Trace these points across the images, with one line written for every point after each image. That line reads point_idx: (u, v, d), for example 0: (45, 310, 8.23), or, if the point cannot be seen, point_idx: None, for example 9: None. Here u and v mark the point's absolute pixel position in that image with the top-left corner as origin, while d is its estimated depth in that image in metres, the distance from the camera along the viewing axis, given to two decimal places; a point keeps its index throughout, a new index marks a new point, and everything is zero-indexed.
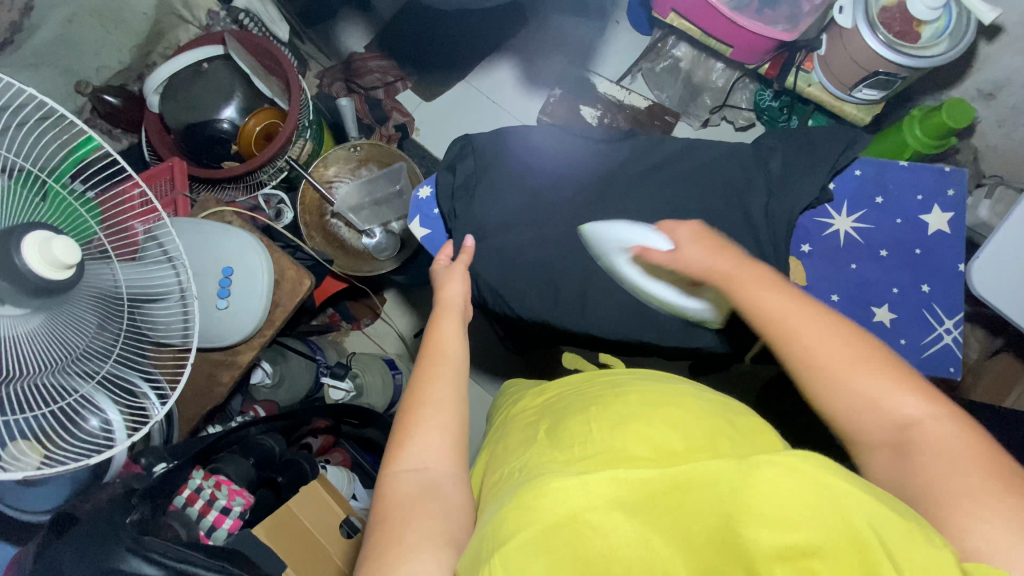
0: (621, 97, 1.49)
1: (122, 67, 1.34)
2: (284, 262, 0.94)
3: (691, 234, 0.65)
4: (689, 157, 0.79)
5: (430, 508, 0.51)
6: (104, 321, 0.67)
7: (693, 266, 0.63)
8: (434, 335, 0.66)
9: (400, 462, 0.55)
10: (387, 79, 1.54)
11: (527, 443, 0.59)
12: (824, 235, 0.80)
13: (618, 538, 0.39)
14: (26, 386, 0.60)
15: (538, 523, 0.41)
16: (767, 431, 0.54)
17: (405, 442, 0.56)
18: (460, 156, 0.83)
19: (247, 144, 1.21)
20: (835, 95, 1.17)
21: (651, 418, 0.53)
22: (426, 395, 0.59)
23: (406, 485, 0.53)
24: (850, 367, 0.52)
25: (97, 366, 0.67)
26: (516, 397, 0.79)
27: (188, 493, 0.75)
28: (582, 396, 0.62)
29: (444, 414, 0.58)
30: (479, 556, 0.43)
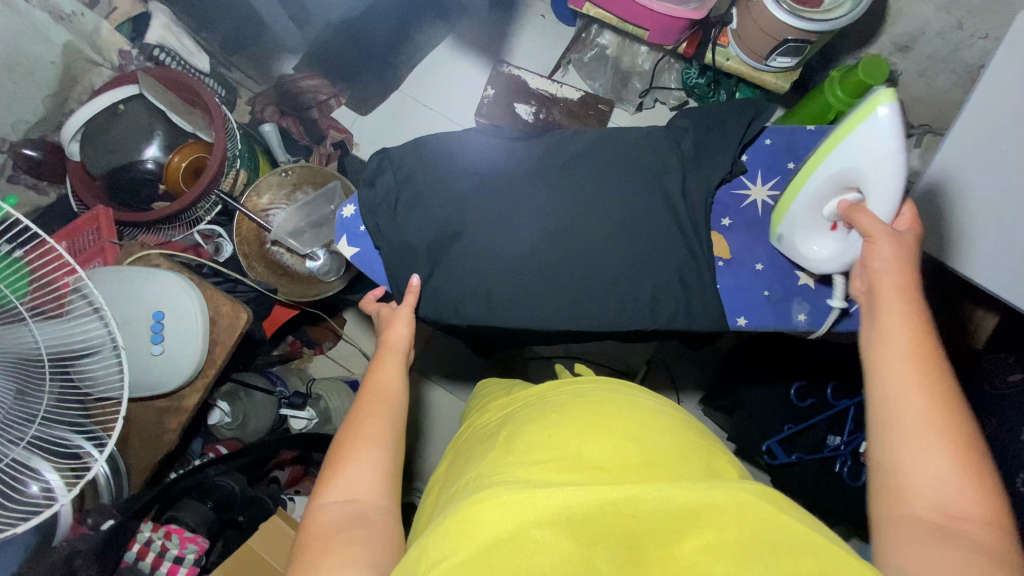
0: (553, 90, 1.50)
1: (37, 119, 1.30)
2: (218, 299, 0.92)
3: (881, 245, 0.62)
4: (606, 144, 0.80)
5: (352, 539, 0.49)
6: (23, 386, 0.64)
7: (874, 263, 0.61)
8: (377, 374, 0.66)
9: (329, 497, 0.53)
10: (319, 98, 1.52)
11: (480, 458, 0.56)
12: (742, 207, 0.81)
13: (556, 554, 0.37)
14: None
15: (482, 538, 0.38)
16: (702, 439, 0.54)
17: (336, 474, 0.55)
18: (379, 170, 0.81)
19: (174, 181, 1.19)
20: (753, 66, 1.19)
21: (607, 430, 0.51)
22: (363, 430, 0.58)
23: (333, 519, 0.51)
24: (921, 429, 0.50)
25: (22, 432, 0.64)
26: (475, 414, 0.77)
27: (138, 547, 0.74)
28: (538, 405, 0.60)
29: (383, 450, 0.57)
30: (412, 574, 0.39)
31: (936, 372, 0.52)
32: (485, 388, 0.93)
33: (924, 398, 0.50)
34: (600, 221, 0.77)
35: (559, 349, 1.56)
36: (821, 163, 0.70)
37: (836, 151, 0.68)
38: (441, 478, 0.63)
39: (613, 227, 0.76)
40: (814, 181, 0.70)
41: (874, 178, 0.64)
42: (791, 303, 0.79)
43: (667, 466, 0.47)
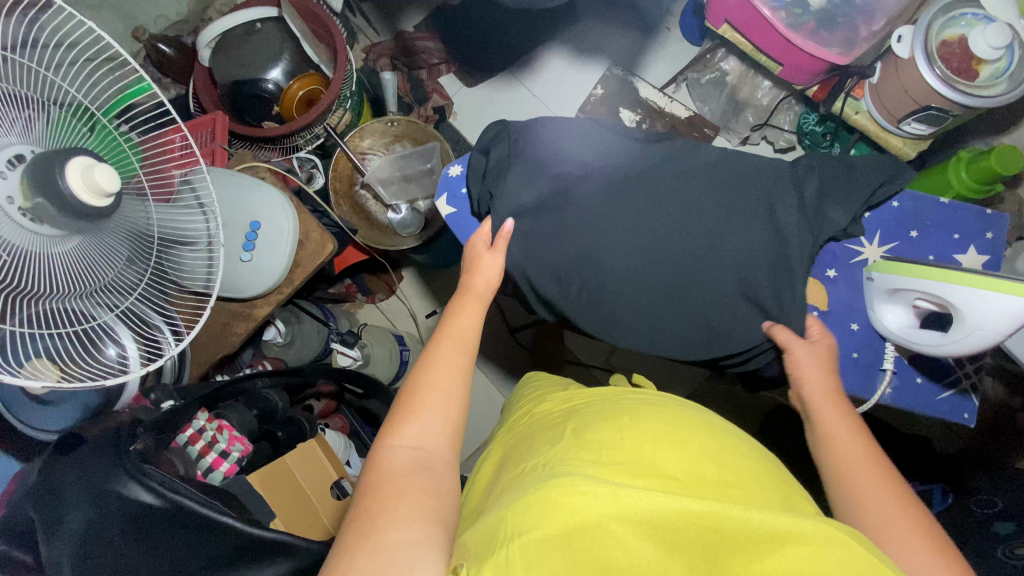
0: (663, 104, 1.49)
1: (180, 18, 1.38)
2: (309, 224, 0.95)
3: (814, 361, 0.69)
4: (725, 164, 0.78)
5: (421, 484, 0.51)
6: (135, 256, 0.68)
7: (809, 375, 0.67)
8: (451, 325, 0.67)
9: (397, 440, 0.55)
10: (431, 60, 1.56)
11: (549, 443, 0.58)
12: (852, 262, 0.78)
13: (634, 552, 0.39)
14: (49, 307, 0.59)
15: (561, 523, 0.40)
16: (778, 469, 0.55)
17: (405, 423, 0.57)
18: (495, 139, 0.83)
19: (289, 107, 1.23)
20: (883, 125, 1.15)
21: (680, 440, 0.53)
22: (433, 377, 0.61)
23: (399, 462, 0.53)
24: (887, 512, 0.51)
25: (119, 300, 0.67)
26: (533, 400, 0.79)
27: (191, 432, 0.74)
28: (609, 404, 0.62)
29: (448, 405, 0.59)
30: (492, 540, 0.42)
31: (876, 459, 0.56)
32: (539, 376, 0.93)
33: (878, 484, 0.53)
34: (700, 239, 0.75)
35: (600, 359, 1.55)
36: (933, 278, 0.65)
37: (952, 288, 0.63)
38: (505, 449, 0.65)
39: (712, 248, 0.75)
40: (916, 281, 0.67)
41: (963, 329, 0.63)
42: (877, 371, 0.76)
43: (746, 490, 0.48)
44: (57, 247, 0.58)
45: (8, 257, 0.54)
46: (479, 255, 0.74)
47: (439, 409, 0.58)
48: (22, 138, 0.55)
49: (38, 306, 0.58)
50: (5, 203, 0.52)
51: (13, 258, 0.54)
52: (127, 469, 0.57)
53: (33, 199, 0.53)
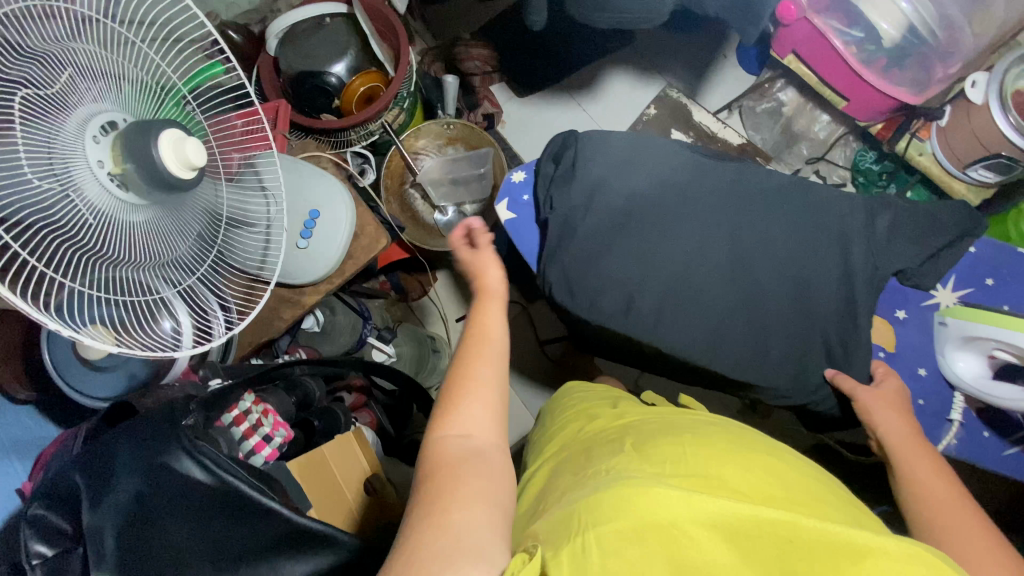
0: (715, 129, 1.48)
1: (251, 7, 1.41)
2: (365, 218, 0.95)
3: (886, 405, 0.70)
4: (799, 193, 0.76)
5: (474, 470, 0.50)
6: (203, 236, 0.68)
7: (879, 421, 0.69)
8: (480, 320, 0.67)
9: (447, 429, 0.54)
10: (486, 68, 1.57)
11: (608, 455, 0.57)
12: (923, 305, 0.76)
13: (712, 558, 0.37)
14: (121, 273, 0.57)
15: (639, 519, 0.39)
16: (852, 503, 0.52)
17: (460, 409, 0.56)
18: (563, 148, 0.83)
19: (349, 102, 1.25)
20: (947, 169, 1.12)
21: (744, 461, 0.52)
22: (475, 370, 0.60)
23: (452, 450, 0.52)
24: (968, 534, 0.53)
25: (180, 277, 0.66)
26: (575, 414, 0.77)
27: (237, 413, 0.73)
28: (667, 426, 0.61)
29: (491, 395, 0.58)
30: (563, 532, 0.41)
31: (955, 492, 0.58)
32: (585, 385, 0.91)
33: (959, 511, 0.56)
34: (765, 267, 0.74)
35: (629, 381, 1.53)
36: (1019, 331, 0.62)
37: None
38: (558, 461, 0.63)
39: (776, 278, 0.73)
40: (997, 332, 0.64)
41: None
42: (941, 420, 0.73)
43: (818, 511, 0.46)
44: (139, 216, 0.57)
45: (95, 220, 0.53)
46: (482, 256, 0.74)
47: (482, 402, 0.57)
48: (114, 105, 0.55)
49: (110, 271, 0.55)
50: (97, 166, 0.52)
51: (98, 222, 0.53)
52: (181, 443, 0.58)
53: (124, 166, 0.52)
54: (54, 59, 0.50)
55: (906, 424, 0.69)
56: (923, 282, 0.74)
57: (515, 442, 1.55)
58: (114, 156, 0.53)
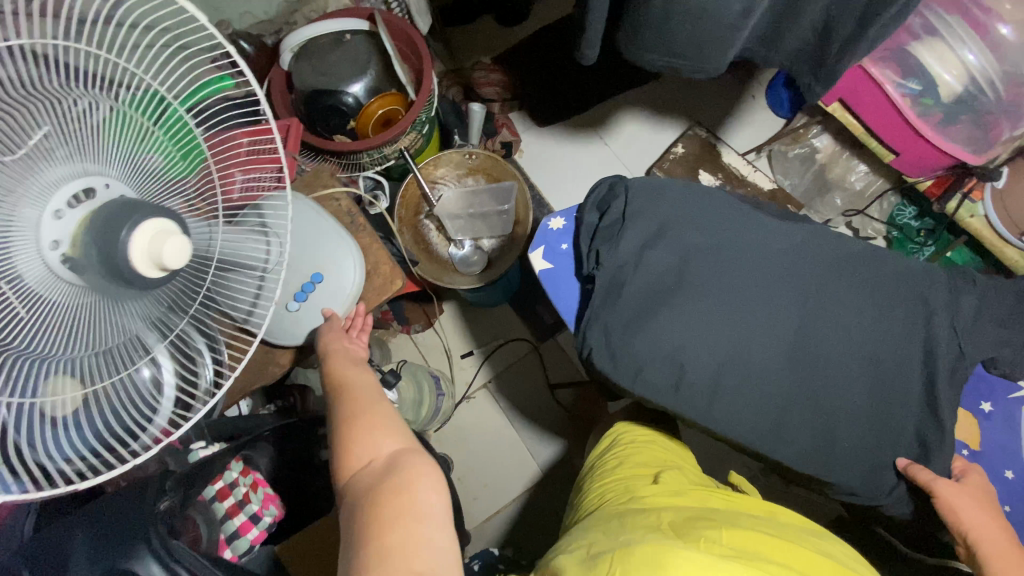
0: (746, 172, 1.41)
1: (265, 18, 1.33)
2: (380, 255, 0.86)
3: (976, 501, 0.61)
4: (874, 262, 0.68)
5: (393, 484, 0.48)
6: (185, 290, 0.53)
7: (966, 524, 0.60)
8: (338, 369, 0.64)
9: (350, 469, 0.52)
10: (505, 95, 1.50)
11: (644, 525, 0.61)
12: (1010, 397, 0.68)
13: None
14: (60, 364, 0.44)
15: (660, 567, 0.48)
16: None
17: (354, 438, 0.54)
18: (610, 196, 0.75)
19: (365, 124, 1.16)
20: (1001, 235, 1.05)
21: (782, 555, 0.53)
22: (355, 404, 0.57)
23: (364, 479, 0.49)
24: None
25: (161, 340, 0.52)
26: (617, 477, 0.80)
27: (222, 486, 0.63)
28: (704, 509, 0.64)
29: (379, 412, 0.57)
30: None
31: None
32: (631, 439, 0.89)
33: None
34: (838, 345, 0.65)
35: None
36: None
37: None
38: (597, 524, 0.67)
39: (850, 357, 0.64)
40: None
41: None
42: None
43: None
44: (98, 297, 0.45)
45: (26, 310, 0.42)
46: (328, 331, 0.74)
47: (377, 427, 0.55)
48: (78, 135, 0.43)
49: (43, 366, 0.43)
50: (48, 248, 0.42)
51: (33, 315, 0.42)
52: (151, 544, 0.46)
53: (83, 250, 0.42)
54: (35, 113, 0.41)
55: (995, 523, 0.61)
56: (1012, 373, 0.66)
57: (518, 493, 1.45)
58: (75, 233, 0.42)
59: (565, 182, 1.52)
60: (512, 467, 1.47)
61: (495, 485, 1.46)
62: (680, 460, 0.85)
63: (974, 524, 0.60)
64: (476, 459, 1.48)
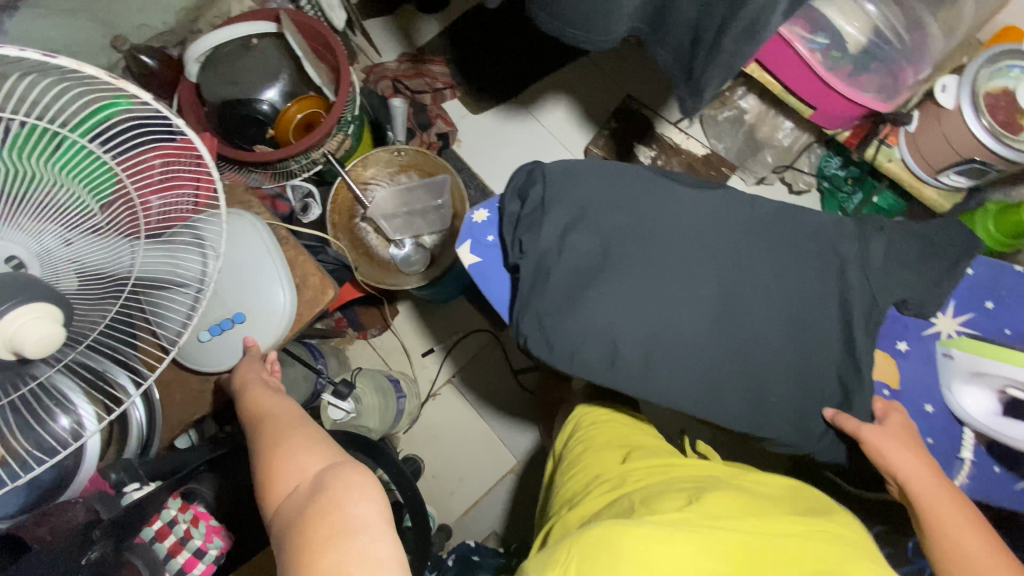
0: (680, 140, 1.45)
1: (166, 29, 1.27)
2: (307, 267, 0.84)
3: (896, 441, 0.63)
4: (786, 220, 0.70)
5: (327, 502, 0.46)
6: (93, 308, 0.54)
7: (894, 467, 0.62)
8: (257, 404, 0.63)
9: (280, 489, 0.50)
10: (435, 85, 1.48)
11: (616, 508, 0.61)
12: (925, 335, 0.70)
13: None
14: None
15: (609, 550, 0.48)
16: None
17: (274, 464, 0.52)
18: (529, 182, 0.75)
19: (285, 130, 1.11)
20: (918, 175, 1.09)
21: (754, 516, 0.53)
22: (284, 434, 0.56)
23: (297, 497, 0.48)
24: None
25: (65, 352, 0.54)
26: (587, 460, 0.80)
27: (161, 526, 0.60)
28: (669, 484, 0.64)
29: (300, 435, 0.56)
30: None
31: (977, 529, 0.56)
32: (594, 420, 0.90)
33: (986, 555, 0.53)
34: (759, 305, 0.67)
35: None
36: None
37: None
38: (569, 523, 0.67)
39: (770, 315, 0.66)
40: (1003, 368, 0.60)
41: None
42: (955, 459, 0.68)
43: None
44: None
45: None
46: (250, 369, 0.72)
47: (298, 451, 0.53)
48: None
49: None
50: None
51: None
52: None
53: None
54: None
55: (921, 460, 0.62)
56: (924, 312, 0.69)
57: (494, 481, 1.46)
58: None
59: (505, 169, 1.51)
60: (485, 457, 1.48)
61: (470, 478, 1.47)
62: (641, 435, 0.86)
63: (897, 461, 0.62)
64: (448, 455, 1.48)
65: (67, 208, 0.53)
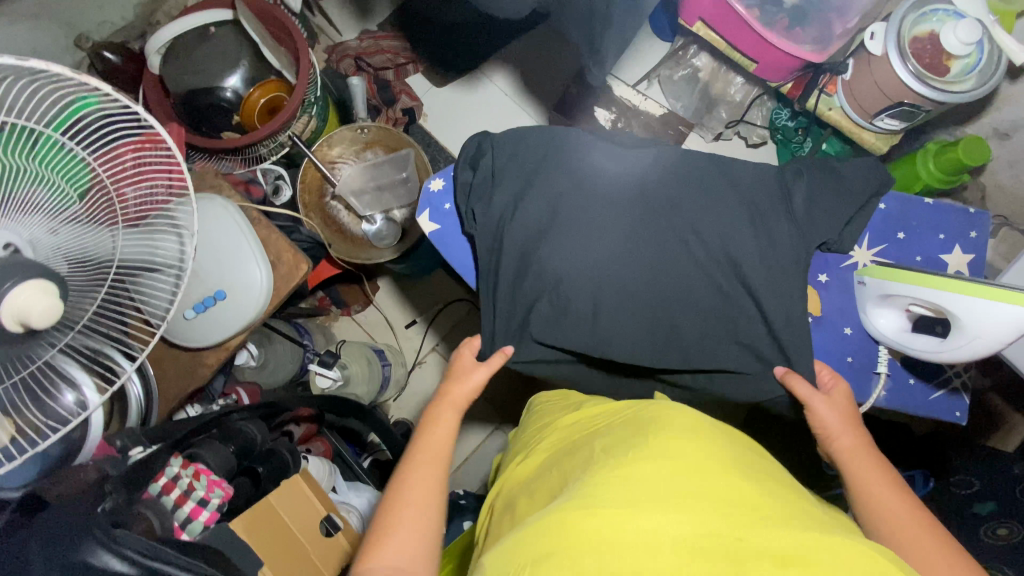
0: (637, 101, 1.46)
1: (124, 23, 1.29)
2: (280, 245, 0.89)
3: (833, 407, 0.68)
4: (714, 170, 0.77)
5: None
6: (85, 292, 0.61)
7: (821, 422, 0.67)
8: (426, 433, 0.64)
9: (377, 558, 0.52)
10: (397, 61, 1.51)
11: (574, 451, 0.59)
12: (843, 267, 0.78)
13: (648, 541, 0.43)
14: None
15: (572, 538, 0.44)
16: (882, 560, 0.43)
17: (398, 518, 0.55)
18: (479, 151, 0.80)
19: (250, 116, 1.16)
20: (856, 121, 1.16)
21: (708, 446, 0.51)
22: (405, 495, 0.57)
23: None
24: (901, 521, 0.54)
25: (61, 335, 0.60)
26: (547, 407, 0.79)
27: (166, 481, 0.69)
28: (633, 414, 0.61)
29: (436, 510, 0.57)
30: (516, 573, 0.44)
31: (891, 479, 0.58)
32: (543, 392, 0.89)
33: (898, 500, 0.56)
34: (691, 250, 0.73)
35: None
36: (931, 280, 0.64)
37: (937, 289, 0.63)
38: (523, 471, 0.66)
39: (701, 258, 0.73)
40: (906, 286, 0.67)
41: (962, 331, 0.62)
42: (871, 375, 0.76)
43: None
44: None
45: None
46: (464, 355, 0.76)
47: (408, 524, 0.55)
48: None
49: None
50: None
51: None
52: (95, 536, 0.52)
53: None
54: None
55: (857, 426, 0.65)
56: (842, 247, 0.76)
57: None
58: None
59: None
60: None
61: None
62: None
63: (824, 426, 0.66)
64: None
65: (50, 199, 0.59)
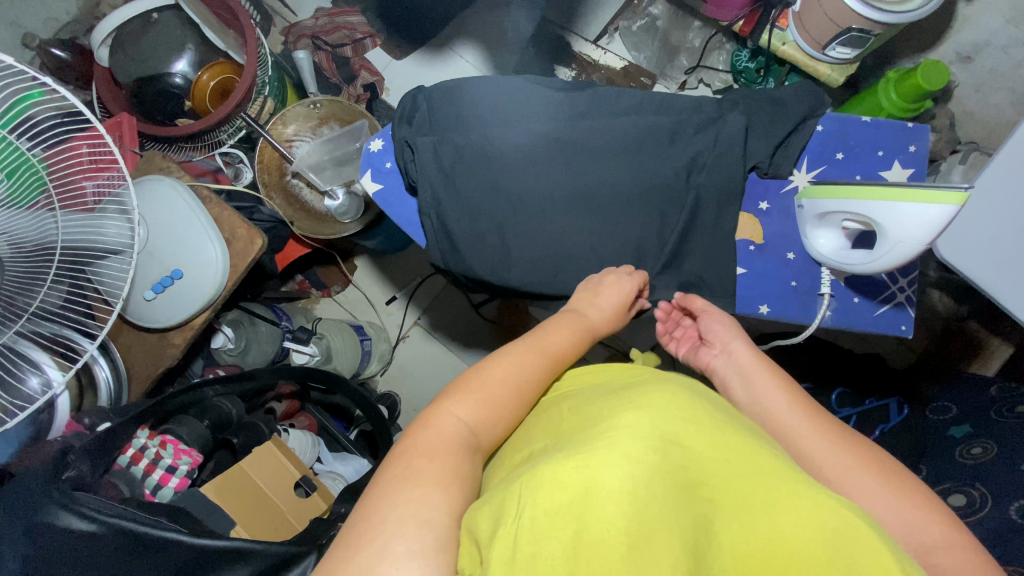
0: (597, 57, 1.47)
1: (70, 19, 1.30)
2: (233, 222, 0.90)
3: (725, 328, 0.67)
4: (647, 107, 0.77)
5: (438, 465, 0.47)
6: (27, 278, 0.63)
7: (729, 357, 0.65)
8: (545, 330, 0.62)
9: (450, 416, 0.52)
10: (354, 36, 1.49)
11: (547, 420, 0.55)
12: (783, 192, 0.79)
13: (645, 494, 0.36)
14: None
15: (563, 491, 0.37)
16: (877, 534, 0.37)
17: (485, 383, 0.55)
18: (414, 107, 0.80)
19: (201, 100, 1.16)
20: (810, 54, 1.14)
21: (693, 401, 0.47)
22: (489, 379, 0.55)
23: (447, 437, 0.50)
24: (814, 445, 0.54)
25: (10, 322, 0.62)
26: None
27: (133, 452, 0.73)
28: (606, 384, 0.57)
29: (490, 432, 0.53)
30: (498, 526, 0.38)
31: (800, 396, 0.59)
32: None
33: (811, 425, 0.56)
34: (627, 188, 0.74)
35: None
36: (859, 193, 0.67)
37: (863, 199, 0.66)
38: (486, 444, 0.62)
39: (640, 195, 0.74)
40: (833, 202, 0.70)
41: (891, 241, 0.65)
42: (816, 297, 0.78)
43: (814, 549, 0.35)
44: None
45: None
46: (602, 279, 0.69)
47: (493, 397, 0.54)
48: None
49: None
50: None
51: None
52: (54, 498, 0.53)
53: None
54: None
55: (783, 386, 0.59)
56: (779, 172, 0.78)
57: None
58: None
59: None
60: None
61: None
62: None
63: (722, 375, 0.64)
64: (423, 390, 1.58)
65: None
